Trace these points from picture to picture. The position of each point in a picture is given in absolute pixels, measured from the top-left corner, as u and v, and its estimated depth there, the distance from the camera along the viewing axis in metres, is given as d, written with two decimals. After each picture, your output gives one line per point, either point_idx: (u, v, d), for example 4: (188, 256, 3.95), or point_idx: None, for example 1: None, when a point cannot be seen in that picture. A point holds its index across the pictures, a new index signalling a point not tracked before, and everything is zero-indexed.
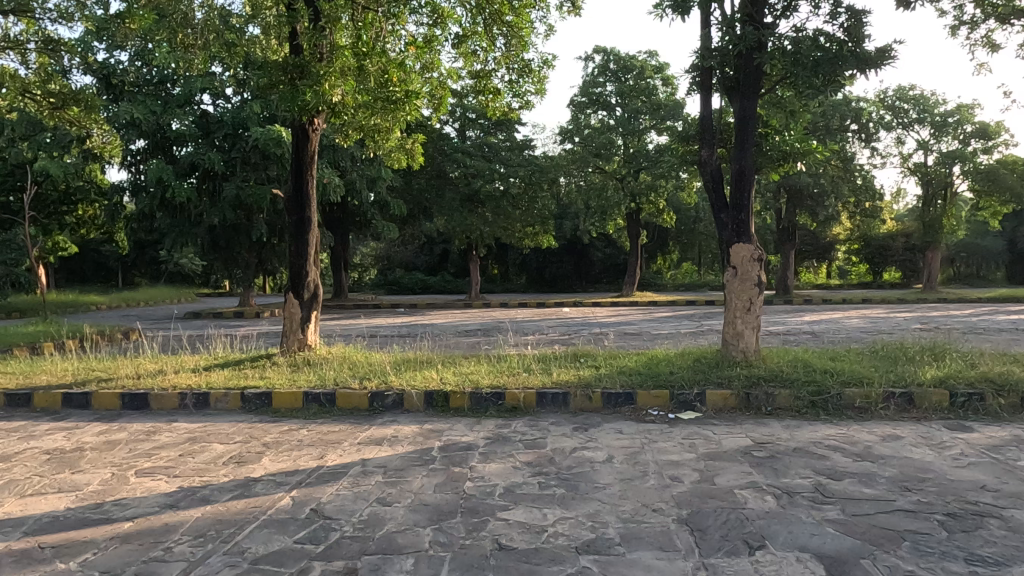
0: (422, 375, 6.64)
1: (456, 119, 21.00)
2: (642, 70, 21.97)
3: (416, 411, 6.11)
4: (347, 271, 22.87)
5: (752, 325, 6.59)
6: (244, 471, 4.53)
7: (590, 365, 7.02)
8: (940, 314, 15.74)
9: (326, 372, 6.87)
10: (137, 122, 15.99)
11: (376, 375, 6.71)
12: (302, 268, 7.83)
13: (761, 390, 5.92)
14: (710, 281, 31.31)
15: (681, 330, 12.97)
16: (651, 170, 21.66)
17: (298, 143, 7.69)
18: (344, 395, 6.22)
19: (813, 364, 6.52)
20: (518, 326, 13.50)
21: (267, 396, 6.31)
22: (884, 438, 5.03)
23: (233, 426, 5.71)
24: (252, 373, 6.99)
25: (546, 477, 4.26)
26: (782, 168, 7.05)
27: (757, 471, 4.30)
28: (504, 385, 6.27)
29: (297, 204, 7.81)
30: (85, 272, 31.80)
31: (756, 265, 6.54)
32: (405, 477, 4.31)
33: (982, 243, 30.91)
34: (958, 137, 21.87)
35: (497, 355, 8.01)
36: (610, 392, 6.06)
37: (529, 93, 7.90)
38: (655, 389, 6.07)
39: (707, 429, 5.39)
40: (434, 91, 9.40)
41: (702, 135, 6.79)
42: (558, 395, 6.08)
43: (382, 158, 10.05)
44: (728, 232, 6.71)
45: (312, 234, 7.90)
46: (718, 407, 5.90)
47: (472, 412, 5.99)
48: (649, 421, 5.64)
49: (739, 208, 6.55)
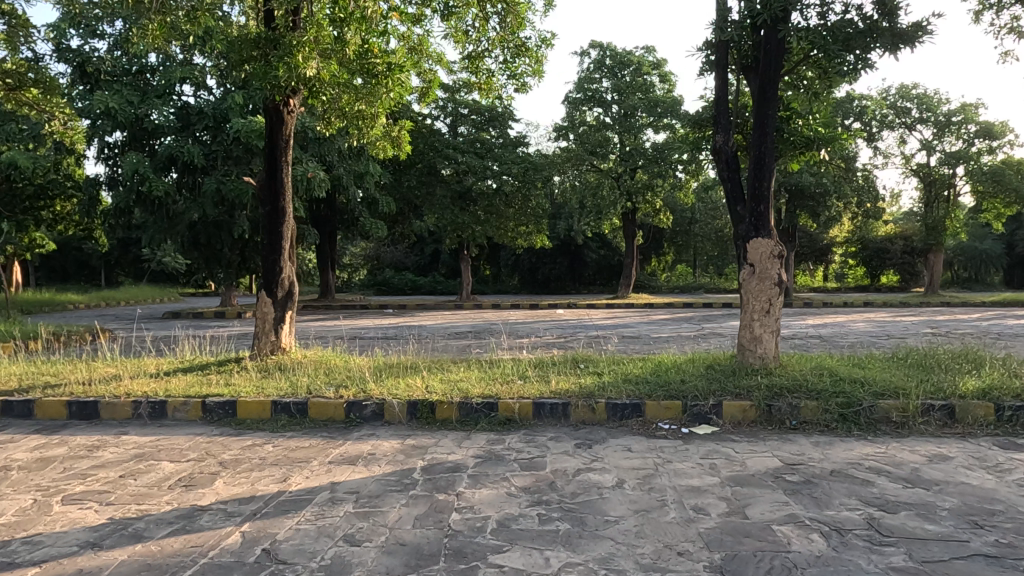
0: (407, 382, 5.98)
1: (448, 114, 20.30)
2: (639, 66, 21.42)
3: (397, 423, 5.44)
4: (334, 271, 22.18)
5: (771, 329, 5.96)
6: (193, 497, 3.85)
7: (593, 372, 6.38)
8: (946, 318, 15.19)
9: (299, 379, 6.20)
10: (113, 112, 15.23)
11: (354, 382, 6.04)
12: (276, 263, 7.14)
13: (784, 401, 5.30)
14: (705, 284, 30.67)
15: (682, 334, 12.38)
16: (649, 169, 21.04)
17: (271, 126, 7.00)
18: (317, 405, 5.55)
19: (840, 371, 5.90)
20: (511, 329, 12.85)
21: (232, 405, 5.64)
22: (932, 459, 4.40)
23: (190, 440, 5.03)
24: (216, 379, 6.30)
25: (548, 507, 3.62)
26: (807, 156, 6.41)
27: (795, 501, 3.66)
28: (498, 394, 5.62)
29: (271, 192, 7.10)
30: (67, 270, 31.03)
31: (775, 263, 5.92)
32: (380, 508, 3.64)
33: (982, 246, 30.41)
34: (961, 138, 21.38)
35: (489, 360, 7.35)
36: (616, 402, 5.42)
37: (525, 74, 7.24)
38: (666, 400, 5.42)
39: (728, 447, 4.75)
40: (425, 76, 8.80)
41: (717, 118, 6.16)
42: (558, 405, 5.43)
43: (367, 148, 9.43)
44: (744, 226, 6.06)
45: (287, 226, 7.20)
46: (738, 421, 5.27)
47: (461, 425, 5.33)
48: (661, 437, 5.00)
49: (759, 199, 5.93)
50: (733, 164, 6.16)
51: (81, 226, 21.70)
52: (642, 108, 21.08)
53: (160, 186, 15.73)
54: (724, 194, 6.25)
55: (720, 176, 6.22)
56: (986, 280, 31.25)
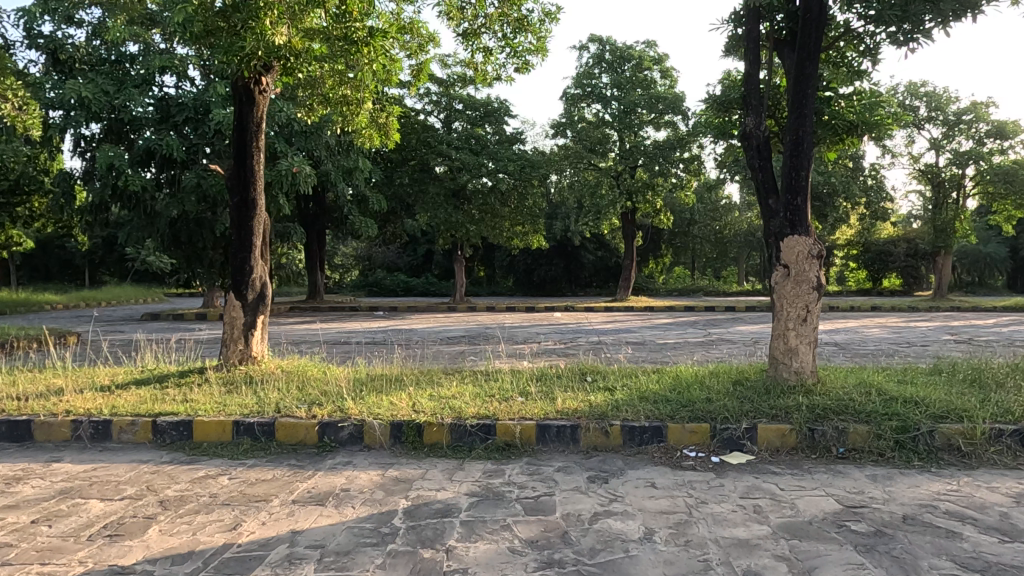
0: (391, 399, 5.20)
1: (441, 108, 19.57)
2: (640, 60, 20.77)
3: (378, 448, 4.69)
4: (323, 271, 21.38)
5: (808, 340, 5.21)
6: (116, 553, 3.07)
7: (604, 386, 5.61)
8: (963, 324, 14.50)
9: (268, 394, 5.41)
10: (87, 102, 14.37)
11: (330, 398, 5.25)
12: (246, 263, 6.33)
13: (829, 424, 4.56)
14: (705, 287, 29.95)
15: (689, 340, 11.62)
16: (649, 167, 20.29)
17: (240, 108, 6.18)
18: (286, 426, 4.79)
19: (887, 388, 5.16)
20: (507, 333, 12.10)
21: (187, 425, 4.86)
22: (1020, 500, 3.65)
23: (134, 470, 4.25)
24: (173, 393, 5.52)
25: (562, 571, 2.84)
26: (850, 142, 5.64)
27: (873, 564, 2.90)
28: (496, 413, 4.86)
29: (239, 181, 6.27)
30: (50, 269, 30.16)
31: (814, 264, 5.17)
32: (348, 571, 2.86)
33: (987, 250, 29.67)
34: (971, 137, 20.68)
35: (485, 371, 6.58)
36: (632, 425, 4.66)
37: (527, 51, 6.48)
38: (691, 422, 4.68)
39: (771, 483, 4.00)
40: (415, 59, 8.00)
41: (747, 99, 5.41)
42: (565, 428, 4.66)
43: (352, 137, 8.66)
44: (777, 221, 5.31)
45: (259, 221, 6.39)
46: (776, 448, 4.53)
47: (453, 451, 4.57)
48: (688, 468, 4.25)
49: (795, 190, 5.18)
50: (764, 151, 5.40)
51: (60, 224, 20.87)
52: (643, 104, 20.28)
53: (135, 181, 14.77)
54: (753, 185, 5.48)
55: (749, 165, 5.46)
56: (989, 284, 30.61)
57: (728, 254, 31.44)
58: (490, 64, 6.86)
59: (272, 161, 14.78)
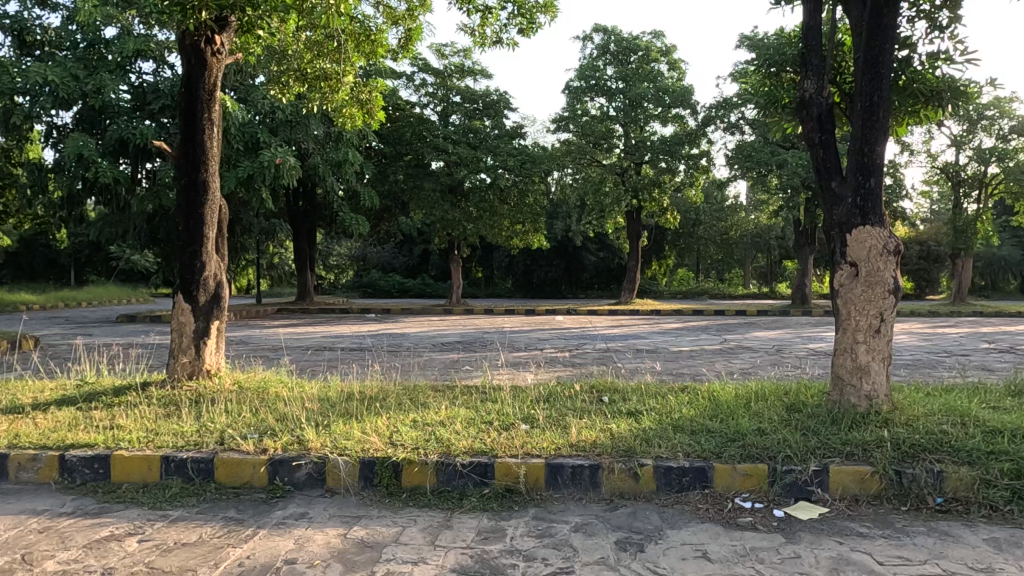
0: (363, 427, 4.17)
1: (438, 101, 18.53)
2: (648, 52, 19.68)
3: (343, 494, 3.68)
4: (313, 271, 20.35)
5: (881, 355, 4.19)
6: None
7: (626, 410, 4.59)
8: (995, 330, 13.52)
9: (214, 420, 4.38)
10: (53, 86, 13.29)
11: (290, 425, 4.22)
12: (196, 258, 5.29)
13: (921, 467, 3.55)
14: (710, 289, 28.95)
15: (707, 347, 10.62)
16: (655, 164, 19.34)
17: (190, 74, 5.15)
18: (227, 465, 3.78)
19: (981, 415, 4.14)
20: (508, 339, 11.10)
21: (103, 463, 3.83)
22: None
23: (16, 528, 3.22)
24: (100, 417, 4.49)
25: None
26: (927, 114, 4.65)
27: None
28: (494, 448, 3.85)
29: (187, 161, 5.23)
30: (34, 268, 29.17)
31: (889, 262, 4.16)
32: None
33: (1002, 252, 28.56)
34: (993, 134, 19.69)
35: (482, 387, 5.55)
36: (667, 465, 3.65)
37: (534, 8, 5.52)
38: (742, 462, 3.67)
39: (863, 553, 2.97)
40: (403, 26, 6.94)
41: (805, 58, 4.42)
42: (582, 469, 3.65)
43: (333, 117, 7.60)
44: (843, 208, 4.31)
45: (211, 208, 5.35)
46: (854, 497, 3.54)
47: (439, 499, 3.56)
48: (747, 528, 3.23)
49: (867, 169, 4.19)
50: (828, 122, 4.39)
51: (37, 219, 19.82)
52: (650, 98, 19.30)
53: (106, 172, 13.61)
54: (813, 167, 4.50)
55: (808, 138, 4.46)
56: (1003, 288, 29.51)
57: (733, 257, 30.43)
58: (490, 26, 5.87)
59: (254, 152, 13.74)
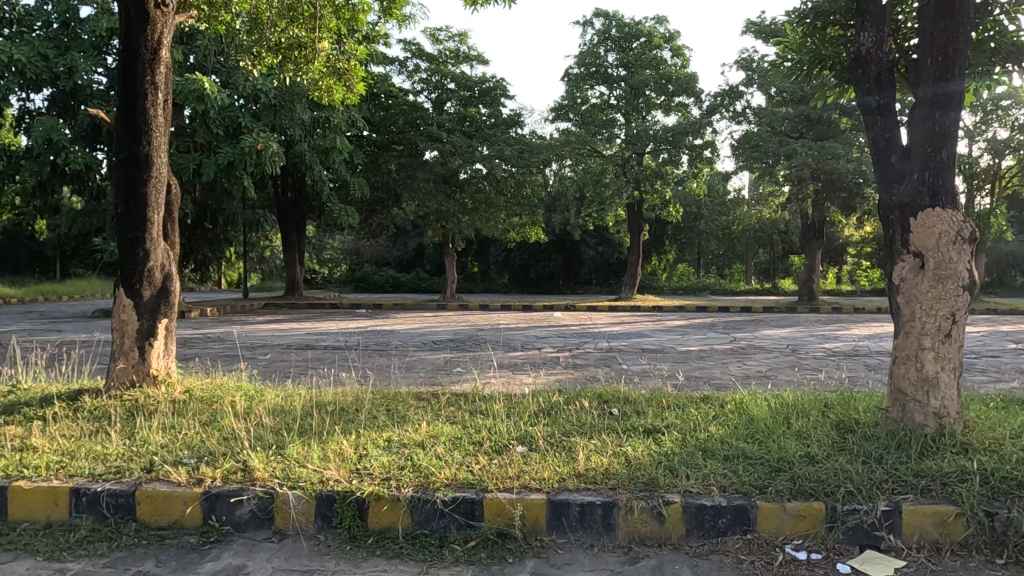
0: (324, 450, 3.43)
1: (432, 87, 17.70)
2: (650, 37, 18.87)
3: (296, 537, 2.96)
4: (302, 265, 19.53)
5: (952, 364, 3.45)
6: None
7: (642, 428, 3.86)
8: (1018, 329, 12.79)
9: (148, 438, 3.64)
10: (19, 67, 12.47)
11: (236, 447, 3.48)
12: (138, 245, 4.54)
13: (1019, 507, 2.82)
14: (711, 285, 28.28)
15: (717, 346, 9.89)
16: (658, 154, 18.42)
17: (130, 30, 4.39)
18: (152, 499, 3.04)
19: None
20: (504, 337, 10.37)
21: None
22: None
23: None
24: (11, 434, 3.75)
25: None
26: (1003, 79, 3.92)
27: None
28: (484, 479, 3.11)
29: (127, 132, 4.47)
30: (19, 262, 28.41)
31: (963, 252, 3.42)
32: None
33: (1010, 248, 27.81)
34: (1006, 124, 18.94)
35: (473, 396, 4.80)
36: (696, 502, 2.92)
37: None
38: (790, 501, 2.93)
39: None
40: None
41: (861, 7, 3.71)
42: (593, 507, 2.91)
43: (308, 90, 6.81)
44: (906, 185, 3.57)
45: (157, 187, 4.59)
46: (935, 545, 2.81)
47: (413, 547, 2.82)
48: None
49: (938, 139, 3.47)
50: (888, 82, 3.68)
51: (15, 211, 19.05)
52: (652, 85, 18.54)
53: (78, 157, 12.82)
54: (869, 136, 3.77)
55: (863, 103, 3.77)
56: (1011, 284, 28.77)
57: (735, 251, 29.73)
58: None
59: (236, 137, 13.00)
